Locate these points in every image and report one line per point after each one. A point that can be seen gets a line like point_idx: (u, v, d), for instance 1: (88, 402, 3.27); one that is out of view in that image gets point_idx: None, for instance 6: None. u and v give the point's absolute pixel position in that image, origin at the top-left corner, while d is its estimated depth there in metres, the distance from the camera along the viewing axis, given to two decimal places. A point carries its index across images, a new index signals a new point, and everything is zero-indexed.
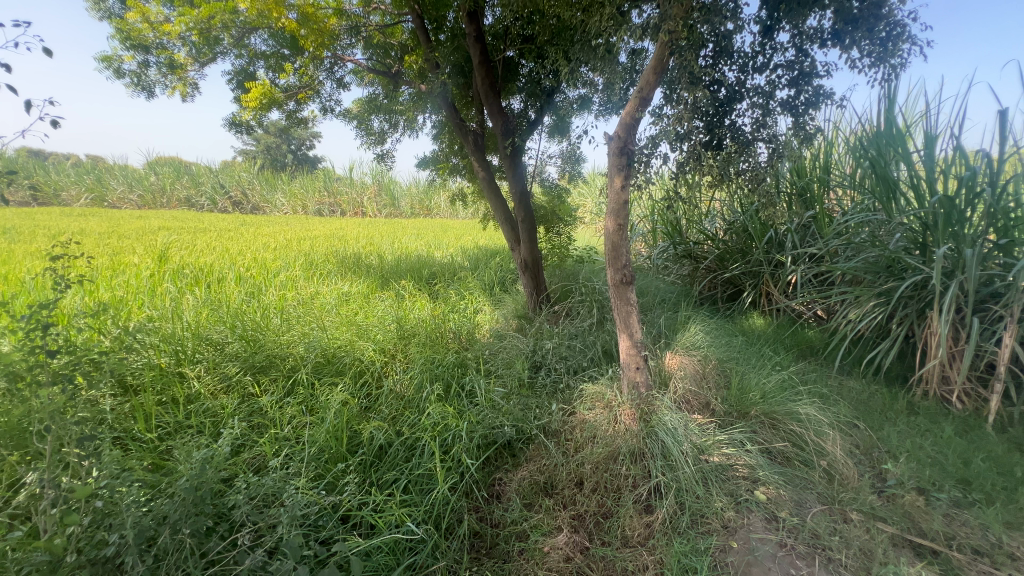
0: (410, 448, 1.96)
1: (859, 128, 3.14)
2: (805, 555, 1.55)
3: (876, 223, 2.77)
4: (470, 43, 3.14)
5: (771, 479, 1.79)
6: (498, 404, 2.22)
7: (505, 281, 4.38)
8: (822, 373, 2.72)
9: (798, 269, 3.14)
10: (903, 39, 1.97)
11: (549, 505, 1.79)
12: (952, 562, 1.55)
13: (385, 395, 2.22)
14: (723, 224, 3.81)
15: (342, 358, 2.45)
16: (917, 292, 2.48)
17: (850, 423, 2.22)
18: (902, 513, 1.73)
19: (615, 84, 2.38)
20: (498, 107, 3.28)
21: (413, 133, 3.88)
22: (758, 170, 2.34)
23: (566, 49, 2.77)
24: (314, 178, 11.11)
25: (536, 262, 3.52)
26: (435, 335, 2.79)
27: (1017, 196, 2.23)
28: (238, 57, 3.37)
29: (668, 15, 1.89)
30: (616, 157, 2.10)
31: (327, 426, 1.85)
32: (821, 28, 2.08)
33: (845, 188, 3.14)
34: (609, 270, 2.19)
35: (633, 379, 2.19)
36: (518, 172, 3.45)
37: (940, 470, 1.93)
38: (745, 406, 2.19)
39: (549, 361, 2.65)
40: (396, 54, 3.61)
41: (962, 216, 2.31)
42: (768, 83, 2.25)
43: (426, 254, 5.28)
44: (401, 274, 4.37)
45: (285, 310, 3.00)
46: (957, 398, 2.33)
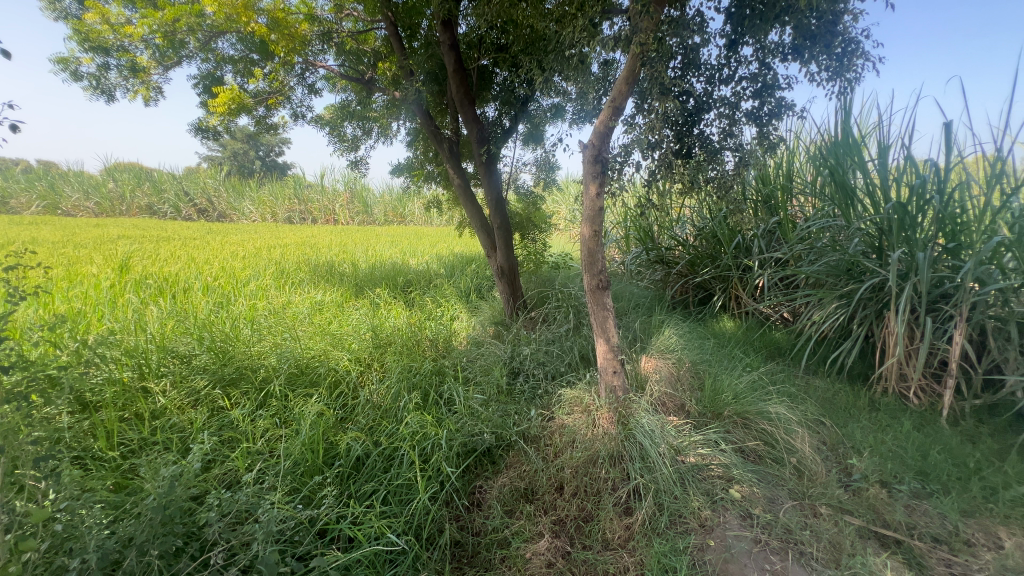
0: (388, 457, 1.94)
1: (818, 138, 3.29)
2: (778, 550, 1.60)
3: (835, 228, 2.90)
4: (445, 51, 3.14)
5: (745, 477, 1.84)
6: (477, 411, 2.22)
7: (481, 288, 4.38)
8: (790, 373, 2.82)
9: (766, 273, 3.24)
10: (857, 55, 2.09)
11: (529, 511, 1.79)
12: (915, 551, 1.63)
13: (361, 405, 2.18)
14: (693, 231, 3.91)
15: (316, 368, 2.40)
16: (875, 294, 2.61)
17: (817, 420, 2.31)
18: (868, 506, 1.81)
19: (587, 93, 2.45)
20: (473, 115, 3.29)
21: (387, 140, 3.85)
22: (727, 178, 2.42)
23: (540, 60, 2.81)
24: (284, 185, 10.87)
25: (512, 269, 3.53)
26: (411, 343, 2.76)
27: (963, 203, 2.38)
28: (205, 61, 3.28)
29: (639, 28, 1.94)
30: (591, 165, 2.13)
31: (302, 438, 1.81)
32: (782, 43, 2.18)
33: (806, 195, 3.28)
34: (585, 276, 2.22)
35: (610, 383, 2.21)
36: (494, 180, 3.47)
37: (901, 463, 2.02)
38: (718, 407, 2.24)
39: (527, 367, 2.66)
40: (369, 61, 3.59)
41: (914, 221, 2.45)
42: (734, 94, 2.34)
43: (401, 262, 5.24)
44: (376, 282, 4.32)
45: (256, 321, 2.92)
46: (914, 394, 2.45)
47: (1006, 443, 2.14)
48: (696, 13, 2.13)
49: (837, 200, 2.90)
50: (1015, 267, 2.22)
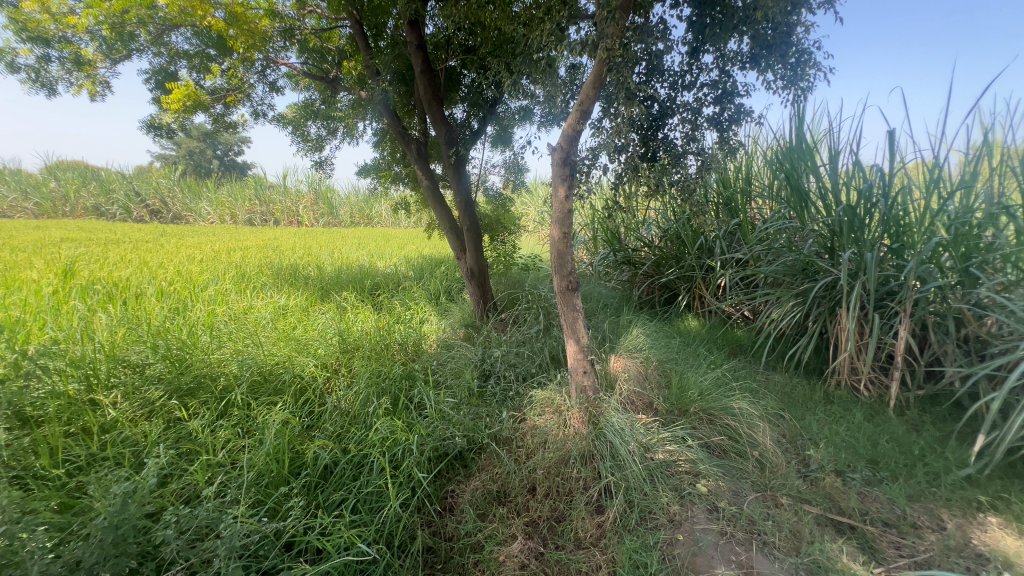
0: (358, 465, 1.90)
1: (775, 143, 3.44)
2: (743, 541, 1.65)
3: (791, 230, 3.04)
4: (412, 51, 3.11)
5: (711, 472, 1.89)
6: (448, 415, 2.20)
7: (451, 291, 4.35)
8: (751, 369, 2.92)
9: (727, 273, 3.35)
10: (809, 65, 2.19)
11: (502, 514, 1.79)
12: (867, 535, 1.72)
13: (329, 412, 2.13)
14: (658, 232, 4.00)
15: (280, 375, 2.33)
16: (828, 292, 2.74)
17: (777, 414, 2.40)
18: (824, 495, 1.90)
19: (555, 97, 2.48)
20: (442, 117, 3.27)
21: (352, 140, 3.77)
22: (690, 181, 2.49)
23: (508, 62, 2.82)
24: (244, 185, 10.47)
25: (482, 271, 3.53)
26: (380, 347, 2.71)
27: (905, 206, 2.54)
28: (157, 55, 3.12)
29: (605, 34, 1.98)
30: (559, 168, 2.15)
31: (266, 448, 1.74)
32: (741, 51, 2.26)
33: (764, 198, 3.42)
34: (555, 278, 2.24)
35: (581, 383, 2.23)
36: (463, 181, 3.45)
37: (853, 452, 2.13)
38: (685, 404, 2.30)
39: (498, 369, 2.66)
40: (333, 60, 3.52)
41: (863, 223, 2.60)
42: (696, 100, 2.41)
43: (368, 265, 5.14)
44: (342, 285, 4.22)
45: (215, 327, 2.80)
46: (865, 386, 2.59)
47: (946, 431, 2.29)
48: (659, 20, 2.19)
49: (792, 203, 3.03)
50: (951, 265, 2.38)
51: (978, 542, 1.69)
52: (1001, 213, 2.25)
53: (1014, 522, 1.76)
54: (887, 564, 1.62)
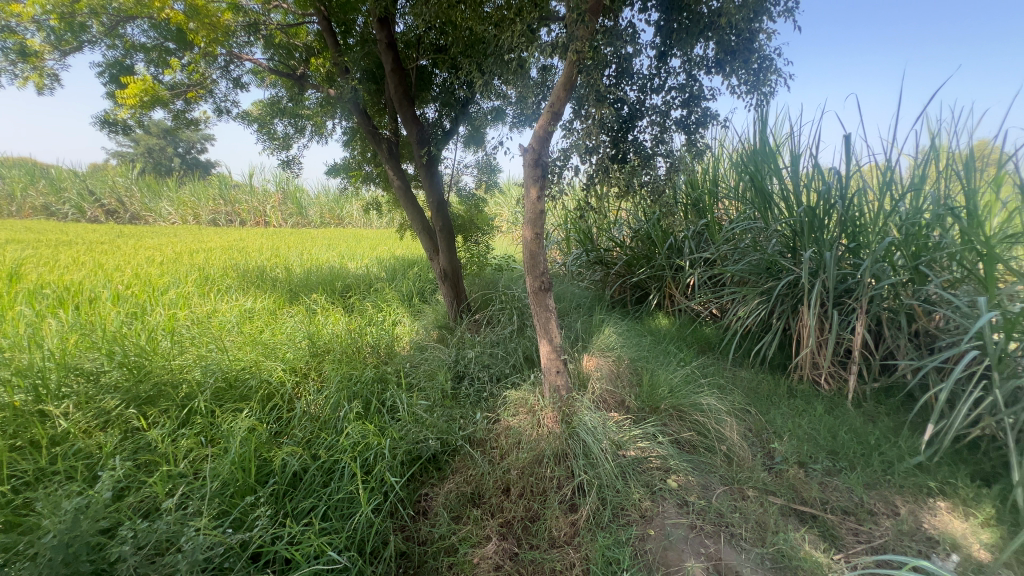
0: (328, 471, 1.86)
1: (740, 146, 3.54)
2: (711, 533, 1.69)
3: (756, 230, 3.13)
4: (382, 50, 3.06)
5: (681, 467, 1.94)
6: (421, 418, 2.18)
7: (424, 292, 4.30)
8: (719, 366, 3.00)
9: (696, 272, 3.44)
10: (771, 71, 2.27)
11: (476, 515, 1.79)
12: (828, 523, 1.80)
13: (297, 418, 2.08)
14: (629, 232, 4.06)
15: (246, 381, 2.26)
16: (791, 290, 2.84)
17: (743, 409, 2.48)
18: (788, 486, 1.97)
19: (527, 98, 2.49)
20: (413, 116, 3.23)
21: (321, 139, 3.69)
22: (659, 183, 2.55)
23: (479, 62, 2.81)
24: (207, 185, 10.09)
25: (455, 272, 3.51)
26: (351, 351, 2.66)
27: (861, 207, 2.66)
28: (111, 48, 2.98)
29: (576, 36, 2.00)
30: (531, 169, 2.16)
31: (230, 457, 1.68)
32: (706, 56, 2.32)
33: (730, 199, 3.52)
34: (528, 278, 2.25)
35: (554, 383, 2.25)
36: (435, 182, 3.42)
37: (815, 444, 2.22)
38: (655, 401, 2.34)
39: (472, 370, 2.65)
40: (300, 56, 3.44)
41: (822, 224, 2.70)
42: (664, 103, 2.46)
43: (339, 266, 5.04)
44: (312, 287, 4.13)
45: (176, 332, 2.69)
46: (825, 380, 2.70)
47: (900, 421, 2.42)
48: (628, 24, 2.23)
49: (757, 204, 3.13)
50: (903, 264, 2.51)
51: (929, 526, 1.78)
52: (947, 215, 2.38)
53: (960, 506, 1.86)
54: (846, 551, 1.69)
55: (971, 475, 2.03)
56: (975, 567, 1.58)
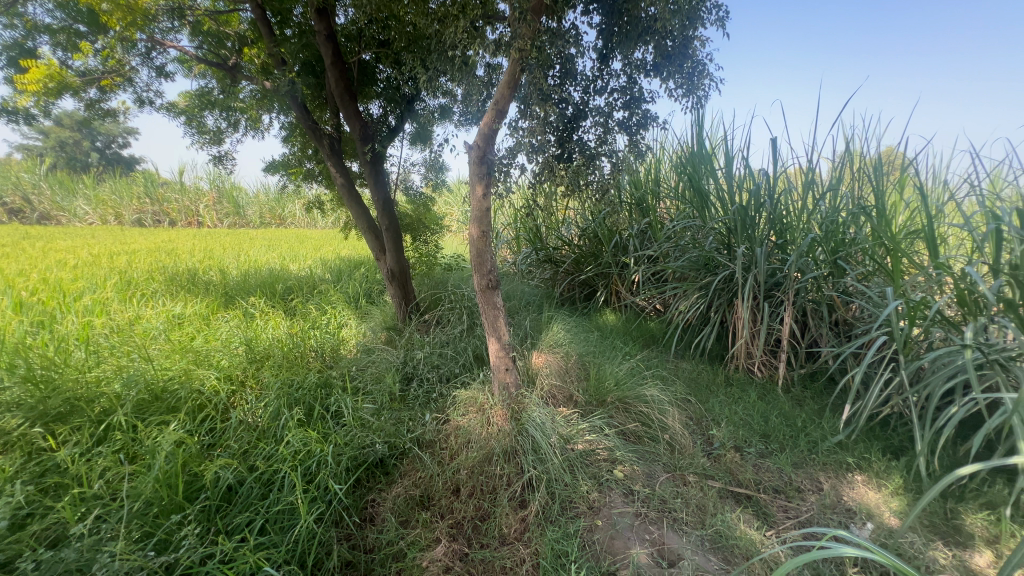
0: (267, 482, 1.76)
1: (679, 148, 3.70)
2: (655, 520, 1.76)
3: (694, 228, 3.29)
4: (321, 42, 2.94)
5: (626, 457, 2.00)
6: (368, 422, 2.12)
7: (371, 293, 4.18)
8: (662, 358, 3.12)
9: (640, 269, 3.55)
10: (704, 76, 2.38)
11: (425, 518, 1.76)
12: (760, 502, 1.91)
13: (233, 429, 1.96)
14: (577, 231, 4.14)
15: (175, 392, 2.10)
16: (726, 285, 3.00)
17: (685, 398, 2.59)
18: (725, 470, 2.08)
19: (472, 95, 2.48)
20: (356, 112, 3.13)
21: (257, 134, 3.50)
22: (603, 182, 2.61)
23: (423, 58, 2.77)
24: (130, 182, 9.30)
25: (403, 272, 3.44)
26: (293, 356, 2.55)
27: (786, 206, 2.86)
28: (9, 28, 2.69)
29: (519, 34, 2.02)
30: (477, 166, 2.15)
31: (154, 474, 1.55)
32: (645, 60, 2.40)
33: (671, 199, 3.66)
34: (476, 276, 2.23)
35: (503, 380, 2.25)
36: (380, 180, 3.33)
37: (749, 428, 2.36)
38: (602, 395, 2.40)
39: (421, 371, 2.60)
40: (233, 46, 3.22)
41: (752, 222, 2.88)
42: (607, 105, 2.53)
43: (280, 268, 4.80)
44: (249, 291, 3.91)
45: (93, 342, 2.46)
46: (758, 368, 2.87)
47: (822, 404, 2.61)
48: (570, 26, 2.27)
49: (695, 204, 3.28)
50: (823, 258, 2.71)
51: (848, 499, 1.94)
52: (859, 213, 2.61)
53: (874, 478, 2.04)
54: (777, 527, 1.80)
55: (883, 450, 2.23)
56: (886, 533, 1.74)
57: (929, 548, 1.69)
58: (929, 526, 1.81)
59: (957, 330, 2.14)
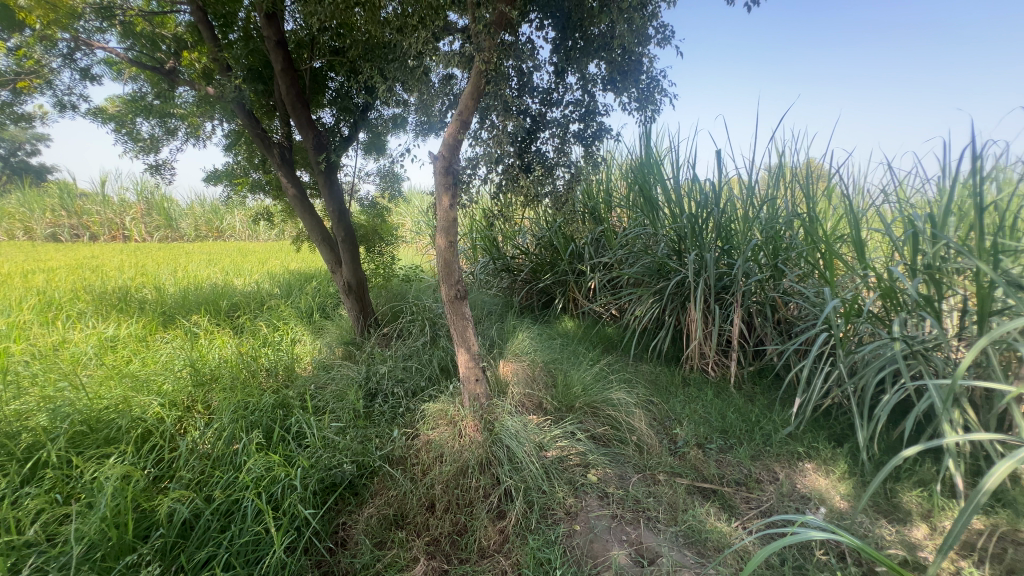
0: (227, 512, 1.66)
1: (630, 158, 3.85)
2: (632, 520, 1.80)
3: (647, 235, 3.43)
4: (271, 48, 2.83)
5: (599, 461, 2.04)
6: (333, 441, 2.04)
7: (325, 307, 4.02)
8: (623, 362, 3.21)
9: (597, 276, 3.65)
10: (656, 91, 2.50)
11: (401, 537, 1.71)
12: (725, 496, 2.00)
13: (183, 457, 1.82)
14: (533, 240, 4.19)
15: (112, 422, 1.92)
16: (680, 289, 3.14)
17: (648, 400, 2.68)
18: (690, 467, 2.17)
19: (431, 106, 2.46)
20: (308, 120, 3.03)
21: (198, 142, 3.29)
22: (561, 191, 2.68)
23: (381, 68, 2.74)
24: (41, 193, 8.47)
25: (360, 285, 3.35)
26: (244, 377, 2.39)
27: (732, 214, 3.04)
28: None
29: (482, 47, 2.04)
30: (442, 177, 2.14)
31: (100, 512, 1.42)
32: (599, 75, 2.49)
33: (624, 207, 3.80)
34: (443, 286, 2.21)
35: (474, 392, 2.22)
36: (335, 189, 3.23)
37: (709, 425, 2.47)
38: (570, 400, 2.44)
39: (385, 386, 2.52)
40: (169, 49, 3.01)
41: (702, 229, 3.04)
42: (563, 117, 2.59)
43: (222, 283, 4.53)
44: (190, 308, 3.66)
45: (10, 372, 2.22)
46: (712, 368, 3.02)
47: (772, 399, 2.79)
48: (527, 39, 2.32)
49: (646, 211, 3.43)
50: (766, 262, 2.91)
51: (802, 486, 2.08)
52: (795, 219, 2.83)
53: (822, 465, 2.20)
54: (742, 517, 1.90)
55: (828, 438, 2.41)
56: (838, 515, 1.88)
57: (875, 526, 1.83)
58: (874, 506, 1.96)
59: (884, 324, 2.35)
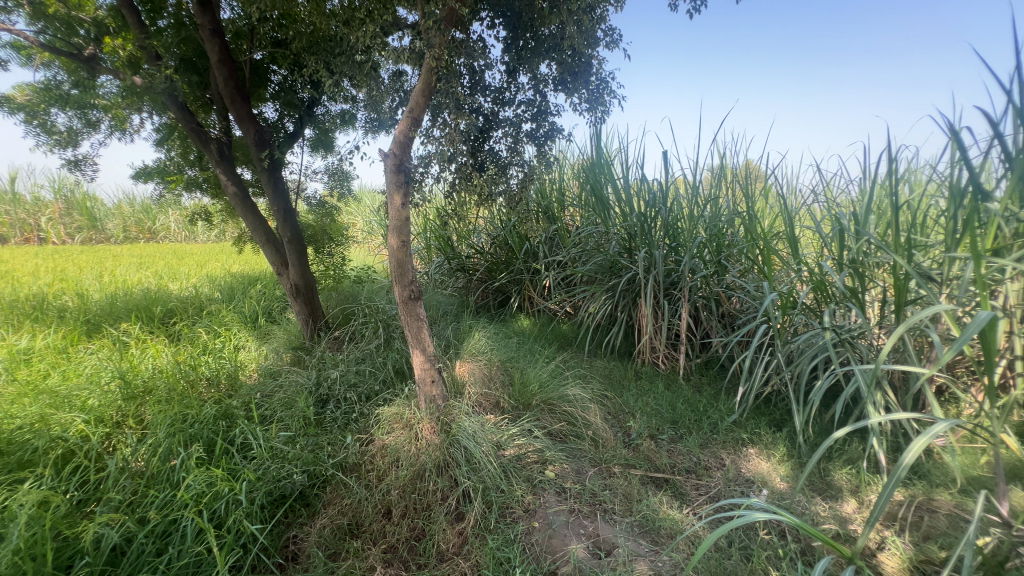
0: (164, 533, 1.56)
1: (581, 158, 3.93)
2: (588, 513, 1.83)
3: (598, 234, 3.51)
4: (205, 37, 2.66)
5: (556, 457, 2.07)
6: (282, 451, 1.95)
7: (271, 310, 3.83)
8: (578, 359, 3.27)
9: (551, 274, 3.69)
10: (605, 93, 2.56)
11: (357, 547, 1.66)
12: (677, 484, 2.08)
13: (112, 478, 1.68)
14: (487, 239, 4.18)
15: (27, 443, 1.75)
16: (631, 286, 3.23)
17: (602, 394, 2.74)
18: (644, 458, 2.24)
19: (380, 103, 2.40)
20: (249, 115, 2.88)
21: (124, 136, 3.04)
22: (515, 191, 2.68)
23: (326, 61, 2.63)
24: None
25: (309, 287, 3.22)
26: (181, 388, 2.23)
27: (679, 213, 3.16)
28: None
29: (432, 43, 2.01)
30: (393, 175, 2.10)
31: (13, 543, 1.29)
32: (550, 75, 2.51)
33: (576, 206, 3.87)
34: (396, 288, 2.17)
35: (430, 394, 2.19)
36: (280, 188, 3.08)
37: (661, 417, 2.56)
38: (527, 398, 2.45)
39: (337, 392, 2.44)
40: (88, 35, 2.73)
41: (651, 227, 3.15)
42: (515, 117, 2.59)
43: (156, 288, 4.23)
44: (119, 316, 3.38)
45: None
46: (662, 361, 3.13)
47: (717, 389, 2.93)
48: (478, 37, 2.30)
49: (598, 210, 3.51)
50: (710, 258, 3.05)
51: (746, 470, 2.20)
52: (736, 218, 2.98)
53: (764, 449, 2.33)
54: (693, 504, 1.98)
55: (768, 424, 2.56)
56: (778, 496, 2.00)
57: (811, 503, 1.97)
58: (810, 485, 2.11)
59: (816, 315, 2.52)
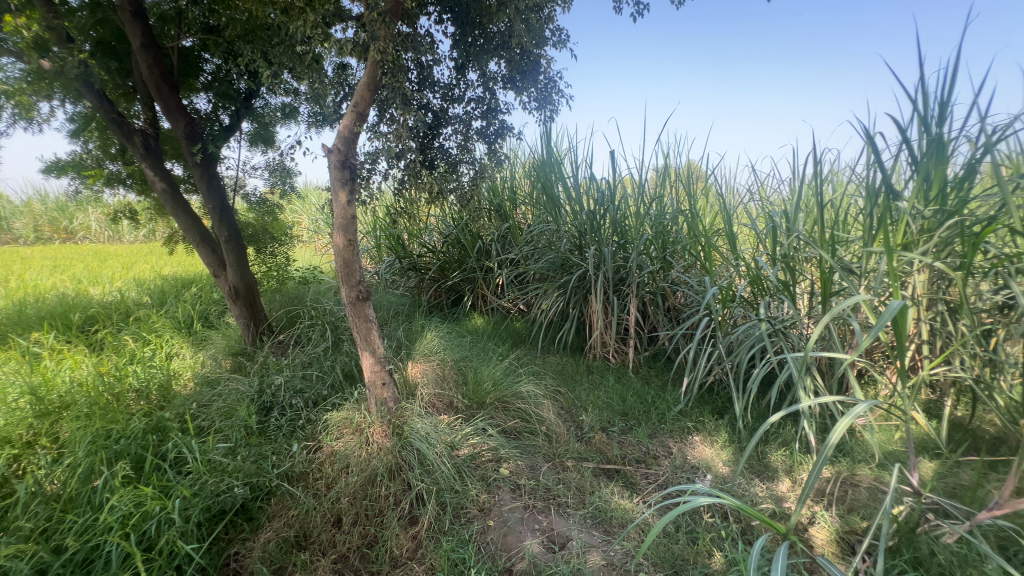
0: (85, 561, 1.44)
1: (532, 157, 3.95)
2: (543, 509, 1.85)
3: (550, 232, 3.55)
4: (125, 19, 2.44)
5: (510, 454, 2.07)
6: (221, 464, 1.83)
7: (208, 314, 3.60)
8: (531, 355, 3.29)
9: (504, 272, 3.70)
10: (554, 92, 2.58)
11: (304, 559, 1.60)
12: (628, 474, 2.15)
13: (21, 505, 1.52)
14: (439, 238, 4.13)
15: None
16: (582, 282, 3.29)
17: (556, 390, 2.78)
18: (596, 450, 2.29)
19: (323, 96, 2.30)
20: (178, 106, 2.68)
21: (31, 126, 2.75)
22: (466, 188, 2.66)
23: (263, 51, 2.50)
24: None
25: (249, 289, 3.05)
26: (104, 402, 2.05)
27: (626, 211, 3.26)
28: None
29: (377, 36, 1.94)
30: (338, 171, 2.02)
31: None
32: (499, 73, 2.51)
33: (528, 204, 3.89)
34: (344, 288, 2.09)
35: (380, 396, 2.13)
36: (215, 184, 2.90)
37: (612, 409, 2.63)
38: (480, 396, 2.45)
39: (282, 398, 2.32)
40: None
41: (600, 224, 3.22)
42: (465, 114, 2.58)
43: (74, 293, 3.86)
44: (29, 325, 3.06)
45: None
46: (613, 355, 3.21)
47: (665, 380, 3.05)
48: (425, 32, 2.26)
49: (549, 208, 3.55)
50: (656, 255, 3.16)
51: (692, 457, 2.30)
52: (680, 216, 3.10)
53: (708, 436, 2.45)
54: (642, 492, 2.05)
55: (712, 412, 2.69)
56: (720, 480, 2.11)
57: (750, 485, 2.09)
58: (750, 467, 2.23)
59: (753, 307, 2.67)
